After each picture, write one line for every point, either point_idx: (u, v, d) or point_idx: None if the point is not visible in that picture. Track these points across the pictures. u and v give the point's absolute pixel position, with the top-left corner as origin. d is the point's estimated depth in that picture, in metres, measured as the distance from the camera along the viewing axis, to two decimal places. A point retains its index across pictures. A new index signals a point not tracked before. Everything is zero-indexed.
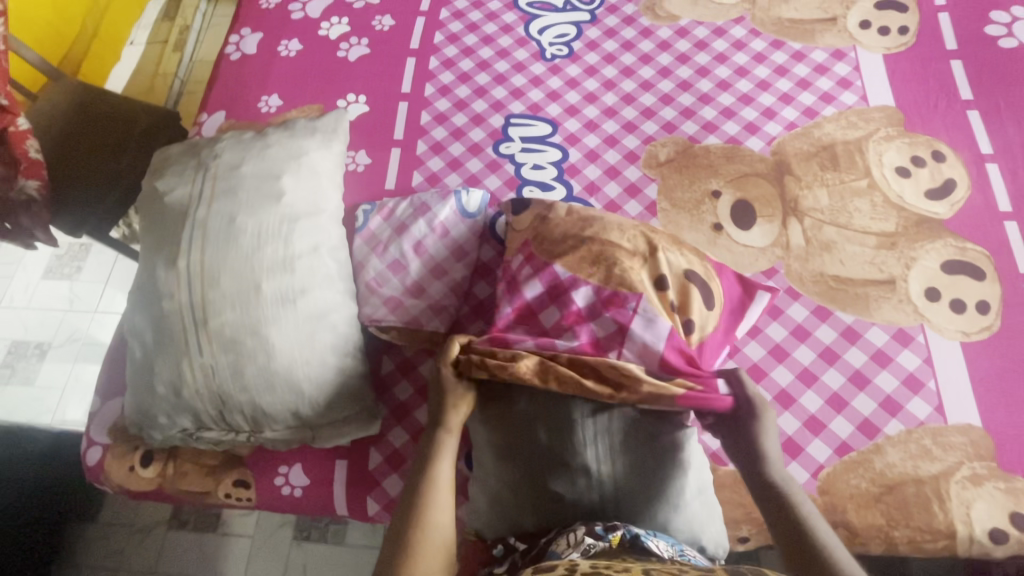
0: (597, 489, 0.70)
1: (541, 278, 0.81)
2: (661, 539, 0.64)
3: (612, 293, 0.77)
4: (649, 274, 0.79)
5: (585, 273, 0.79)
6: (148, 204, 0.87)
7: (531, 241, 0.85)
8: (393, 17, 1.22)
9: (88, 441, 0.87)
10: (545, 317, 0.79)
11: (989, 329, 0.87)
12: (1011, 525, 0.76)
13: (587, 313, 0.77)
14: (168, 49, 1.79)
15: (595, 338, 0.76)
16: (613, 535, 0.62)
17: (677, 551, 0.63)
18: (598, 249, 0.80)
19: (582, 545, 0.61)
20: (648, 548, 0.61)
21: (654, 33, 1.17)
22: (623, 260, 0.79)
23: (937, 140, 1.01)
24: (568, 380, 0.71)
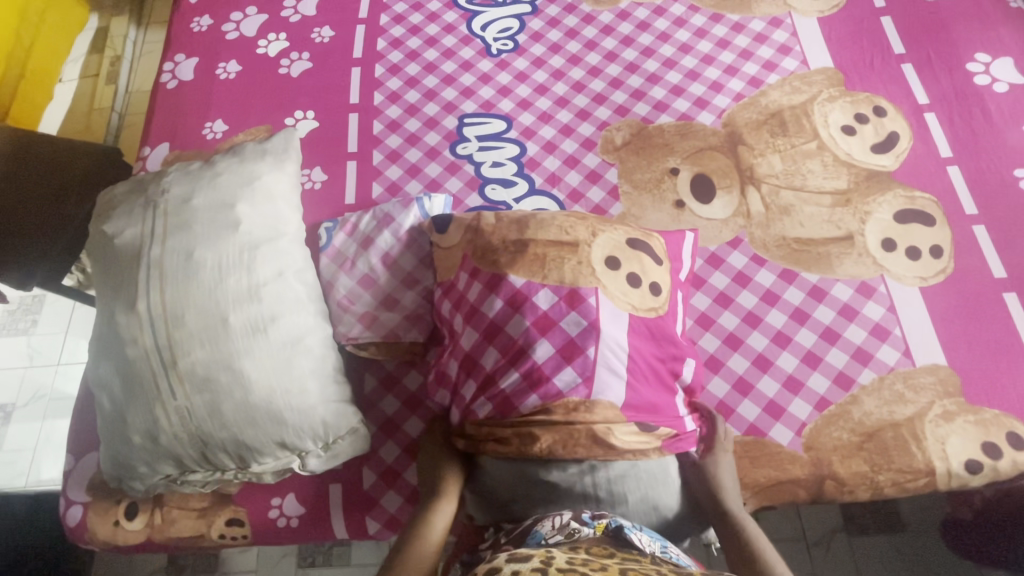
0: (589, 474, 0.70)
1: (485, 290, 0.78)
2: (647, 534, 0.64)
3: (570, 289, 0.76)
4: (600, 259, 0.79)
5: (532, 278, 0.77)
6: (98, 249, 0.83)
7: (471, 256, 0.83)
8: (332, 28, 1.20)
9: (66, 501, 0.84)
10: (512, 327, 0.75)
11: (944, 272, 0.91)
12: (984, 454, 0.80)
13: (555, 313, 0.75)
14: (101, 82, 1.72)
15: (570, 340, 0.73)
16: (598, 523, 0.64)
17: (660, 548, 0.63)
18: (542, 252, 0.79)
19: (566, 528, 0.63)
20: (630, 540, 0.62)
21: (596, 18, 1.17)
22: (565, 253, 0.79)
23: (876, 96, 1.04)
24: (553, 443, 0.70)
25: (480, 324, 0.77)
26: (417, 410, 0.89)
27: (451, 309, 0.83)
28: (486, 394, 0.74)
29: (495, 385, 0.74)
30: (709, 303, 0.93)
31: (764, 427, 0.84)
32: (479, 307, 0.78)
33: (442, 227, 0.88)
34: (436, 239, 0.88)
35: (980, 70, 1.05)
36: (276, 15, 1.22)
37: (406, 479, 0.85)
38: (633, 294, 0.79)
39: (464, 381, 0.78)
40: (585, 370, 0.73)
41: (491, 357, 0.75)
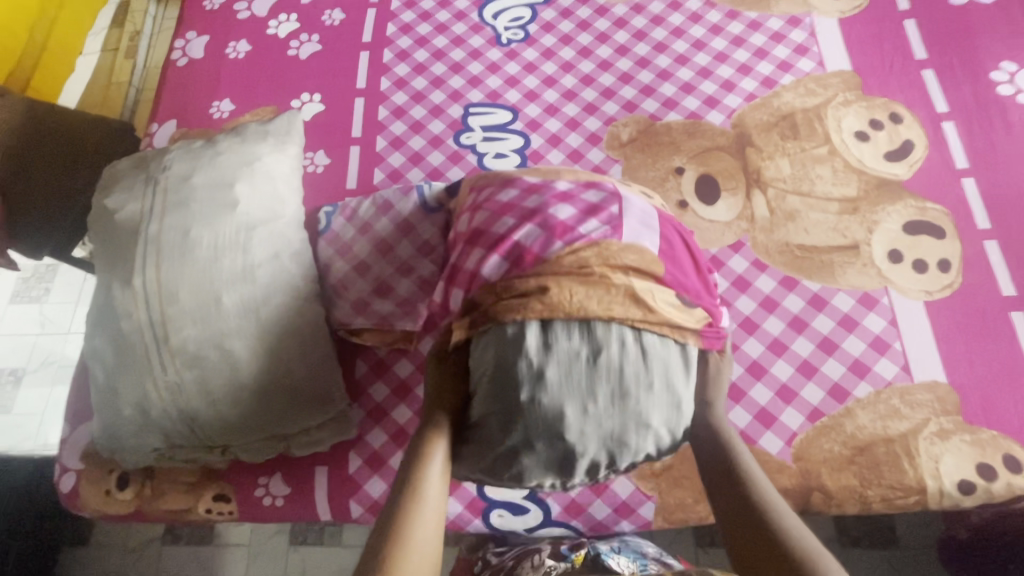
0: (594, 371, 0.59)
1: (495, 186, 0.72)
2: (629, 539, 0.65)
3: (587, 181, 0.71)
4: (613, 180, 0.74)
5: (547, 176, 0.72)
6: (99, 223, 0.84)
7: (478, 182, 0.78)
8: (343, 11, 1.19)
9: (60, 468, 0.86)
10: (529, 201, 0.67)
11: (951, 287, 0.88)
12: (978, 475, 0.78)
13: (576, 191, 0.68)
14: (119, 57, 1.74)
15: (592, 205, 0.67)
16: (576, 555, 0.78)
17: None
18: (551, 169, 0.74)
19: (542, 567, 0.76)
20: (608, 566, 0.75)
21: (610, 10, 1.15)
22: (577, 170, 0.74)
23: (893, 102, 1.01)
24: (581, 291, 0.60)
25: (492, 205, 0.69)
26: (406, 398, 0.89)
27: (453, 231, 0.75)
28: (499, 249, 0.64)
29: (508, 239, 0.64)
30: None
31: (754, 434, 0.83)
32: (490, 194, 0.71)
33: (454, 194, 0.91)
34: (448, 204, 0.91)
35: (1005, 79, 1.01)
36: None
37: (392, 465, 0.85)
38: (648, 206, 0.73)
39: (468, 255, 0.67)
40: (611, 223, 0.65)
41: (505, 223, 0.66)
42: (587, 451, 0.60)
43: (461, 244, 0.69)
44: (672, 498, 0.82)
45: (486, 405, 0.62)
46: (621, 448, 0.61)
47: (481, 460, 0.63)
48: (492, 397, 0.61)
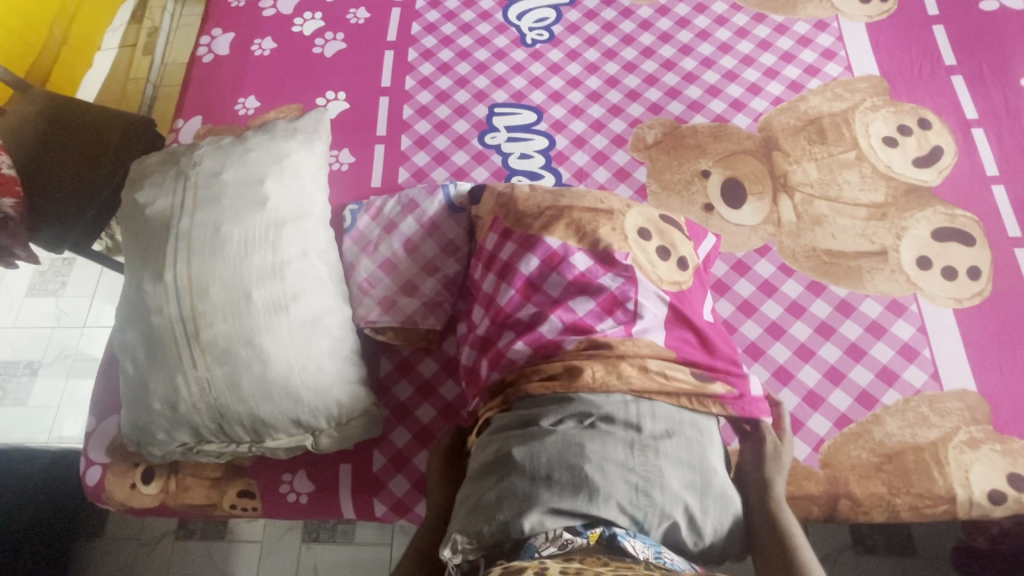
0: (609, 419, 0.65)
1: (519, 248, 0.78)
2: (641, 539, 0.58)
3: (603, 251, 0.76)
4: (632, 228, 0.79)
5: (568, 240, 0.77)
6: (129, 218, 0.85)
7: (503, 218, 0.82)
8: (368, 9, 1.19)
9: (87, 461, 0.86)
10: (550, 287, 0.75)
11: (980, 295, 0.88)
12: (1009, 485, 0.77)
13: (592, 274, 0.75)
14: (137, 52, 1.74)
15: (610, 293, 0.73)
16: (592, 531, 0.58)
17: (654, 553, 0.57)
18: (577, 218, 0.78)
19: (559, 539, 0.57)
20: (624, 548, 0.56)
21: (635, 12, 1.15)
22: (596, 218, 0.78)
23: (922, 107, 1.01)
24: (601, 366, 0.68)
25: (516, 279, 0.76)
26: (430, 397, 0.89)
27: (483, 272, 0.82)
28: (523, 338, 0.73)
29: (532, 331, 0.73)
30: (733, 310, 0.91)
31: None
32: (515, 264, 0.77)
33: (477, 200, 0.90)
34: (472, 212, 0.91)
35: None
36: None
37: (415, 464, 0.85)
38: (663, 265, 0.78)
39: (499, 334, 0.76)
40: (624, 320, 0.72)
41: (528, 311, 0.74)
42: (613, 496, 0.60)
43: (488, 319, 0.78)
44: None
45: (508, 441, 0.66)
46: (645, 507, 0.60)
47: (487, 499, 0.62)
48: (514, 435, 0.66)
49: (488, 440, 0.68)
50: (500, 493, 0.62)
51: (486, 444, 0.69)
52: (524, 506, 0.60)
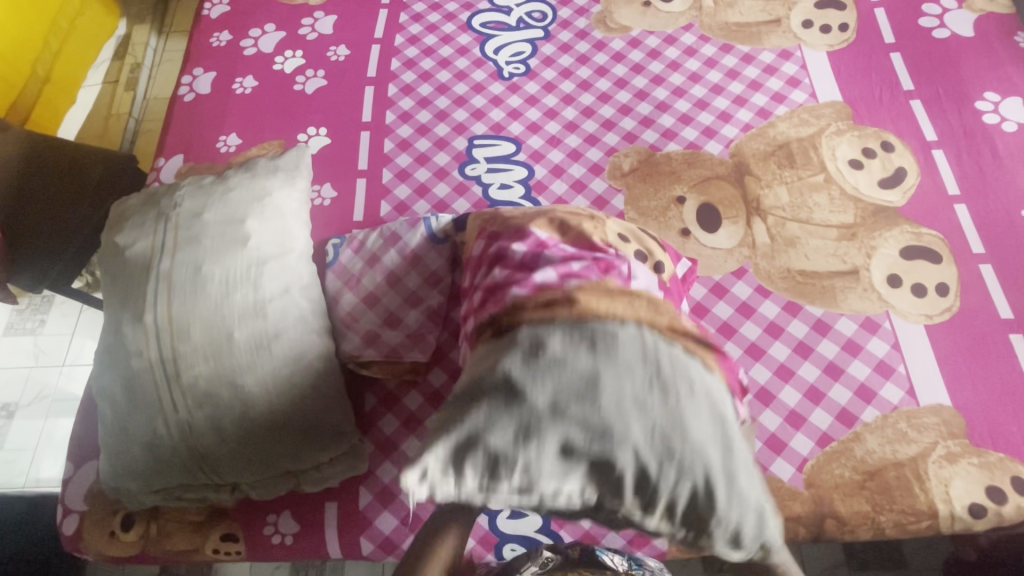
0: (625, 343, 0.56)
1: (505, 242, 0.76)
2: (638, 498, 0.55)
3: (589, 241, 0.74)
4: (613, 230, 0.79)
5: (552, 234, 0.76)
6: (108, 259, 0.85)
7: (487, 226, 0.82)
8: (348, 47, 1.22)
9: (64, 510, 0.84)
10: (543, 260, 0.71)
11: (949, 310, 0.90)
12: (988, 498, 0.79)
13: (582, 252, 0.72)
14: (120, 88, 1.75)
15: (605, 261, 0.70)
16: (573, 552, 0.75)
17: (629, 565, 0.75)
18: (559, 218, 0.78)
19: (540, 560, 0.74)
20: (602, 562, 0.73)
21: (608, 45, 1.19)
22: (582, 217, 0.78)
23: (885, 131, 1.05)
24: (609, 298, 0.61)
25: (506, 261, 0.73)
26: (417, 430, 0.88)
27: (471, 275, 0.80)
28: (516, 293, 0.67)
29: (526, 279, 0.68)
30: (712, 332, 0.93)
31: (765, 461, 0.84)
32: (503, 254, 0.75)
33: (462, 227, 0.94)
34: (457, 239, 0.95)
35: (989, 108, 1.05)
36: (293, 32, 1.24)
37: (402, 500, 0.84)
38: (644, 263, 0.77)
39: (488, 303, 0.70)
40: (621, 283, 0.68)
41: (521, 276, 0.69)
42: (623, 445, 0.53)
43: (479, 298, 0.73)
44: None
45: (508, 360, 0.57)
46: (657, 454, 0.54)
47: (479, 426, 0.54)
48: (516, 355, 0.57)
49: (485, 359, 0.60)
50: (493, 413, 0.55)
51: (481, 361, 0.61)
52: (519, 435, 0.54)
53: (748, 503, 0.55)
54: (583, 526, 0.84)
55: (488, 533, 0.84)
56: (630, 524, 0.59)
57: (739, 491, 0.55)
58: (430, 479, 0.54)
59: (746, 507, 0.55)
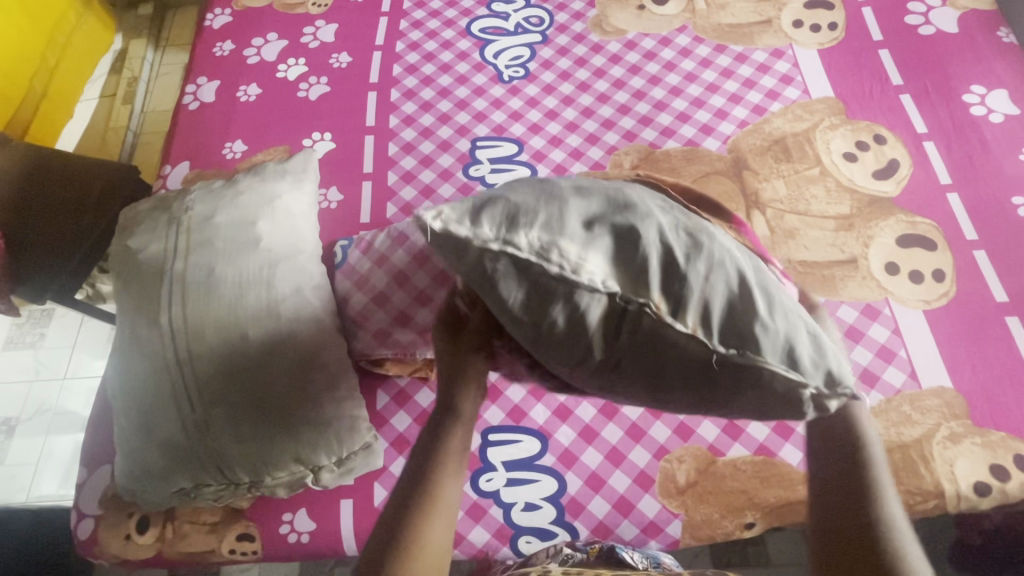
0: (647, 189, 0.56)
1: None
2: (663, 301, 0.47)
3: None
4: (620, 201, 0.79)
5: None
6: (121, 264, 0.85)
7: None
8: (350, 53, 1.24)
9: (78, 515, 0.84)
10: None
11: (946, 295, 0.93)
12: (992, 477, 0.81)
13: None
14: (117, 102, 1.76)
15: None
16: (592, 548, 0.79)
17: (650, 562, 0.79)
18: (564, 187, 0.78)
19: (561, 555, 0.78)
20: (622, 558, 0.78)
21: (605, 47, 1.22)
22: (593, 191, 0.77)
23: (877, 125, 1.08)
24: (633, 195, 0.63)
25: None
26: None
27: None
28: None
29: None
30: None
31: (774, 447, 0.86)
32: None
33: None
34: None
35: (976, 101, 1.08)
36: (295, 41, 1.26)
37: None
38: None
39: None
40: None
41: None
42: (646, 222, 0.48)
43: None
44: (699, 515, 0.84)
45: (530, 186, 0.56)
46: (684, 252, 0.48)
47: (495, 199, 0.49)
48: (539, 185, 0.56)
49: None
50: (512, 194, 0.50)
51: None
52: (536, 203, 0.48)
53: (781, 324, 0.48)
54: (597, 517, 0.84)
55: (503, 527, 0.85)
56: (664, 350, 0.48)
57: (781, 306, 0.49)
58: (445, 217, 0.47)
59: (788, 319, 0.49)
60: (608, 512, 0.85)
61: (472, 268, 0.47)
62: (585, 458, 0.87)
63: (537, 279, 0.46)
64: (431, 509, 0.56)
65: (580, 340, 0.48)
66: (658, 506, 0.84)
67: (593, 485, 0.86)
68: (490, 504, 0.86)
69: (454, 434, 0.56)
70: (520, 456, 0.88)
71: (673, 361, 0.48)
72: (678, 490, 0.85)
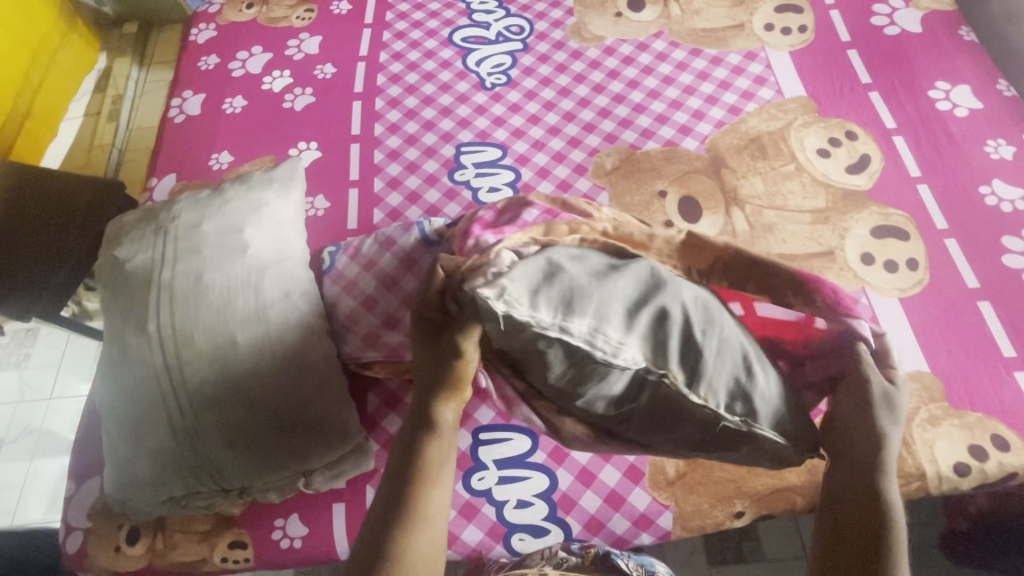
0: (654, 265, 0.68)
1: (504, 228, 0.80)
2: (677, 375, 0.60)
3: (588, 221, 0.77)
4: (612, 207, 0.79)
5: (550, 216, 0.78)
6: (108, 274, 0.86)
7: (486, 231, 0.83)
8: (334, 65, 1.26)
9: (66, 528, 0.84)
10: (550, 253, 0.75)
11: (921, 283, 0.95)
12: (971, 457, 0.83)
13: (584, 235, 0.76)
14: (102, 120, 1.70)
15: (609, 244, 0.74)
16: (586, 553, 0.80)
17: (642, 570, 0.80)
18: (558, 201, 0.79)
19: (556, 558, 0.79)
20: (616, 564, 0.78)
21: (584, 54, 1.25)
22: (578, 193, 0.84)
23: (847, 121, 1.12)
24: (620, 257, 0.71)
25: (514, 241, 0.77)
26: None
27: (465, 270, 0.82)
28: None
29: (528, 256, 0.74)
30: None
31: None
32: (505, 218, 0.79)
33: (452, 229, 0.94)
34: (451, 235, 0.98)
35: (941, 96, 1.12)
36: (280, 53, 1.28)
37: None
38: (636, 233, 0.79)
39: None
40: None
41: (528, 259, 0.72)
42: (672, 305, 0.61)
43: None
44: (689, 505, 0.85)
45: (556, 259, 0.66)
46: (702, 332, 0.61)
47: (536, 275, 0.60)
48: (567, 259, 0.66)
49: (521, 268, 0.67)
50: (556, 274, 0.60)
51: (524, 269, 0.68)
52: (581, 287, 0.59)
53: (759, 393, 0.62)
54: (589, 512, 0.85)
55: (496, 525, 0.85)
56: (672, 413, 0.62)
57: (766, 376, 0.64)
58: (508, 298, 0.56)
59: (773, 392, 0.64)
60: (599, 506, 0.85)
61: (528, 342, 0.58)
62: (576, 453, 0.88)
63: (581, 358, 0.59)
64: (416, 527, 0.61)
65: (606, 399, 0.63)
66: (649, 499, 0.85)
67: (584, 480, 0.86)
68: (483, 503, 0.86)
69: (434, 446, 0.64)
70: (510, 454, 0.88)
71: (677, 421, 0.63)
72: (668, 482, 0.86)
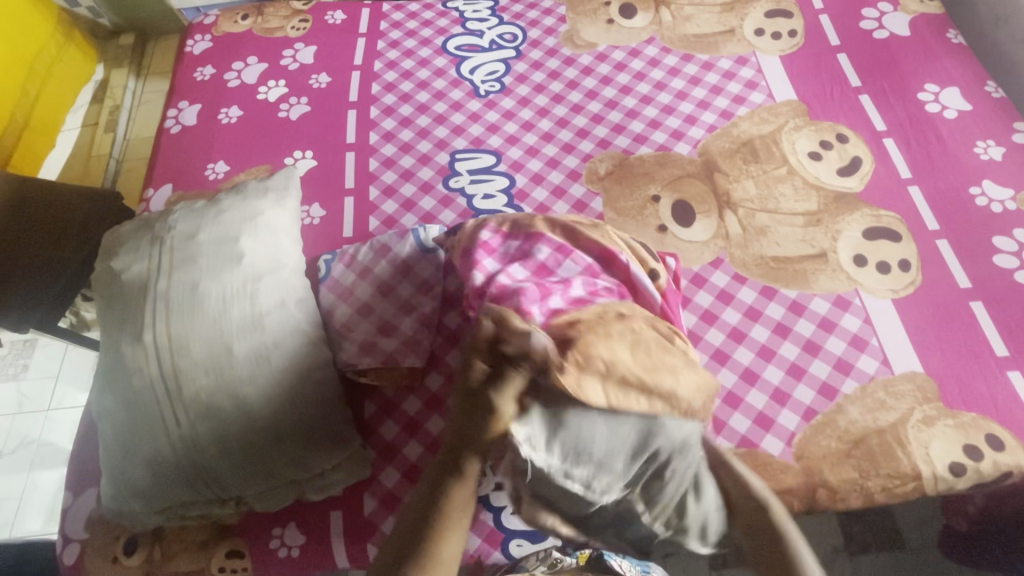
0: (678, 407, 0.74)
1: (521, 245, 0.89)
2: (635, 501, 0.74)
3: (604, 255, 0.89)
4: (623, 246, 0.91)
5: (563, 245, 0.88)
6: (104, 284, 0.86)
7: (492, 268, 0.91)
8: (329, 74, 1.27)
9: (63, 540, 0.83)
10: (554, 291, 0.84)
11: (913, 284, 0.96)
12: (966, 457, 0.83)
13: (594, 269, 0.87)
14: (99, 131, 1.71)
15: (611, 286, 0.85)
16: (580, 554, 0.77)
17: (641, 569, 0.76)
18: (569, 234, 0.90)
19: (547, 560, 0.77)
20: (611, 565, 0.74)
21: (577, 61, 1.26)
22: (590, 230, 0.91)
23: (838, 124, 1.13)
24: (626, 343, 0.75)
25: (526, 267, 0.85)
26: (417, 434, 0.90)
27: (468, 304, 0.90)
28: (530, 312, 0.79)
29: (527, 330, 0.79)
30: (696, 320, 0.97)
31: (755, 439, 0.87)
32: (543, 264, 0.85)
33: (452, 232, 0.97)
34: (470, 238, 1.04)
35: (930, 99, 1.13)
36: (275, 63, 1.29)
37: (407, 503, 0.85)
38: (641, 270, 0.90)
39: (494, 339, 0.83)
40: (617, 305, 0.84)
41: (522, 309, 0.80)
42: (664, 458, 0.71)
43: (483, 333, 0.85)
44: None
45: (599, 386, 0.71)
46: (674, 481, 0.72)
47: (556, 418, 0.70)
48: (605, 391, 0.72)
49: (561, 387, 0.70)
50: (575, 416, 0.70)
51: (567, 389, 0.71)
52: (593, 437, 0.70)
53: (701, 519, 0.74)
54: None
55: (494, 530, 0.85)
56: (624, 519, 0.76)
57: (714, 507, 0.75)
58: (531, 442, 0.69)
59: (708, 505, 0.74)
60: None
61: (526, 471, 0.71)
62: None
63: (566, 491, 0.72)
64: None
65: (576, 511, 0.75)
66: None
67: None
68: (481, 508, 0.87)
69: (458, 492, 0.69)
70: None
71: (624, 528, 0.77)
72: None
